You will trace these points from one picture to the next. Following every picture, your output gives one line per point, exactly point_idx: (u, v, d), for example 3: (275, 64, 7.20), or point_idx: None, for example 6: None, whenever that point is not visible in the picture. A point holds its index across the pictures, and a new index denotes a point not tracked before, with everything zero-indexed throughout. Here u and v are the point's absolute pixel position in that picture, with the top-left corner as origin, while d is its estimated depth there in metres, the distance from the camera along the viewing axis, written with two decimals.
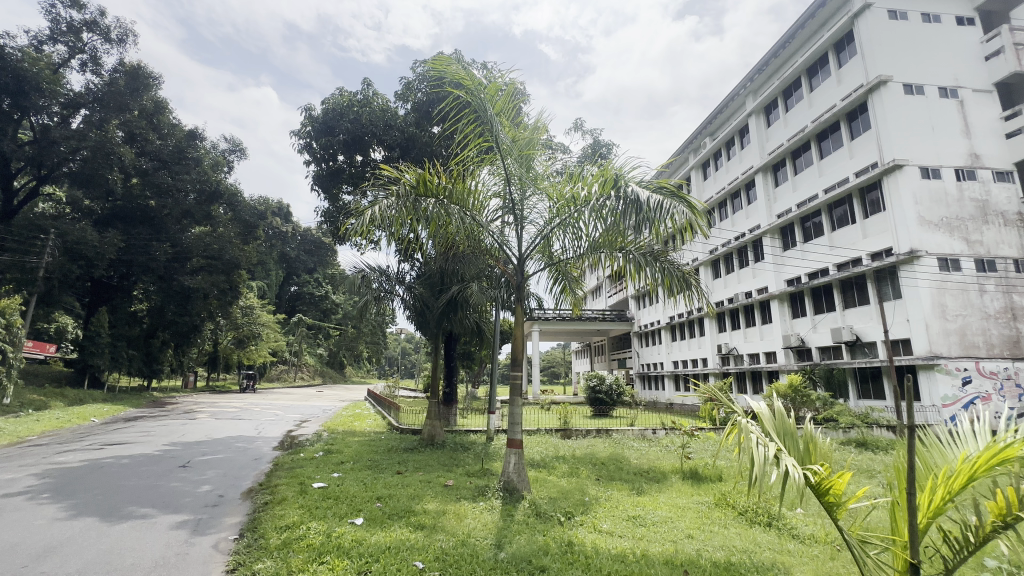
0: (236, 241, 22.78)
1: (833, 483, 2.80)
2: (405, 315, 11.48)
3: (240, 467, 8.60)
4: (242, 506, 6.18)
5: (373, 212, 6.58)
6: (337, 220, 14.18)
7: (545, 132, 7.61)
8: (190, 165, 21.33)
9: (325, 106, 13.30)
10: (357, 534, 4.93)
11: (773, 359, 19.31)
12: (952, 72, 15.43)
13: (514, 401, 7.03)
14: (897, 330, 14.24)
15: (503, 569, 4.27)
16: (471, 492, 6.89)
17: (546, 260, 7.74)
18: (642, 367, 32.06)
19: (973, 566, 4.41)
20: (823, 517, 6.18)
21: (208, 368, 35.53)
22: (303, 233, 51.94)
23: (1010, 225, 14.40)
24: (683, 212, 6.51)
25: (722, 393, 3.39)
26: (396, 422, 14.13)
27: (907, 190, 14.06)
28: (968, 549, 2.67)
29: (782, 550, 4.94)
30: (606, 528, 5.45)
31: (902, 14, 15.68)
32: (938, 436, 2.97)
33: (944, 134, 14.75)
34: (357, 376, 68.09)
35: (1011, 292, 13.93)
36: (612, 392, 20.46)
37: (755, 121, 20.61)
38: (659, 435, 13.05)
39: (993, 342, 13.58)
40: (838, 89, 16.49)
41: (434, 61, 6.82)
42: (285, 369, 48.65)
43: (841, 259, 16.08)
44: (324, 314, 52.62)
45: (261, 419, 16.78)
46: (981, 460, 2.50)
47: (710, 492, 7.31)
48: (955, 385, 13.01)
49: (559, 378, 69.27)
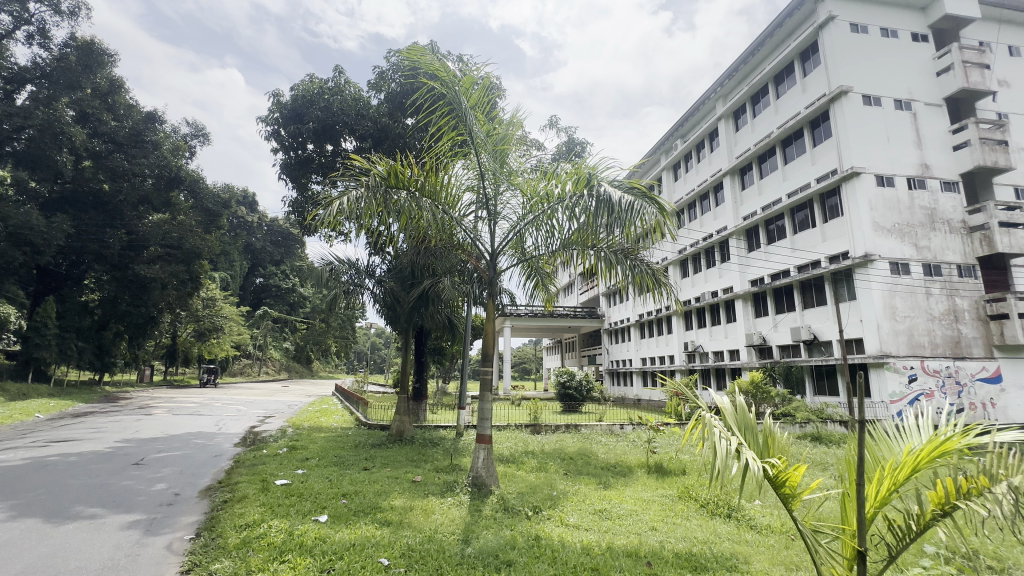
0: (198, 230, 21.30)
1: (789, 476, 2.91)
2: (375, 309, 11.35)
3: (199, 464, 8.27)
4: (198, 505, 5.94)
5: (341, 203, 6.41)
6: (305, 210, 13.82)
7: (521, 127, 7.58)
8: (148, 148, 20.20)
9: (294, 93, 12.94)
10: (321, 530, 4.86)
11: (737, 357, 19.93)
12: (908, 85, 16.21)
13: (484, 396, 6.96)
14: (851, 330, 14.91)
15: (469, 564, 4.26)
16: (439, 487, 6.85)
17: (518, 255, 7.78)
18: (611, 363, 32.68)
19: (914, 553, 4.66)
20: (779, 508, 6.41)
21: (165, 362, 34.01)
22: (270, 223, 50.76)
23: (955, 232, 15.31)
24: (652, 212, 6.58)
25: (688, 389, 3.44)
26: (365, 417, 13.95)
27: (863, 196, 14.76)
28: (910, 537, 2.80)
29: (741, 541, 5.11)
30: (573, 522, 5.51)
31: (862, 28, 16.36)
32: (885, 430, 3.11)
33: (899, 144, 15.53)
34: (325, 371, 66.91)
35: (955, 295, 14.83)
36: (581, 388, 20.71)
37: (724, 125, 21.18)
38: (627, 430, 13.35)
39: (937, 342, 14.43)
40: (803, 97, 17.10)
41: (409, 51, 6.73)
42: (248, 363, 47.22)
43: (802, 261, 16.76)
44: (291, 308, 51.52)
45: (222, 415, 16.20)
46: (924, 452, 2.66)
47: (674, 486, 7.48)
48: (902, 382, 13.77)
49: (530, 374, 70.52)
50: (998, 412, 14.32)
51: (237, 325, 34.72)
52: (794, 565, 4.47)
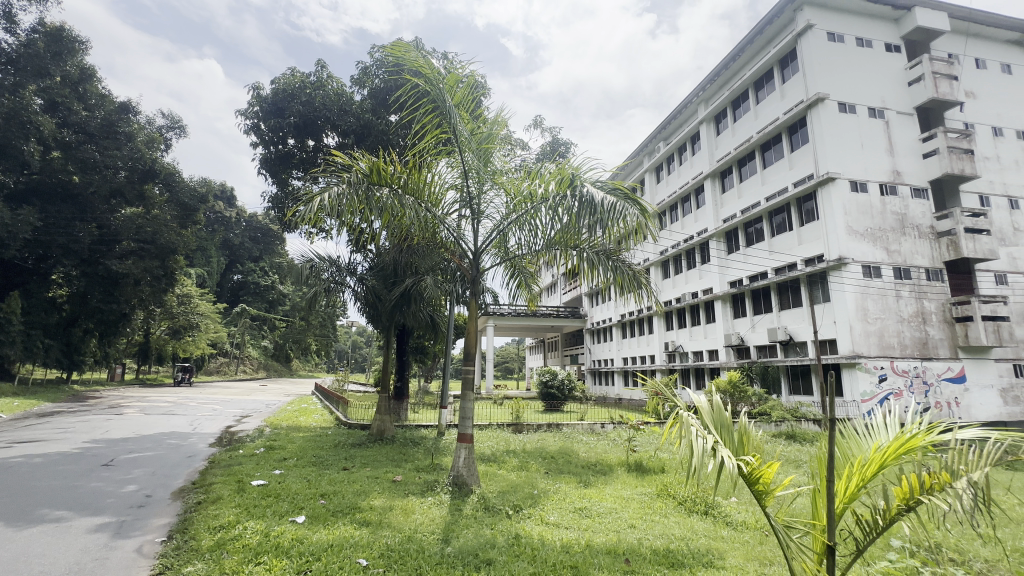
0: (174, 225, 20.80)
1: (763, 474, 2.98)
2: (357, 307, 11.22)
3: (172, 465, 8.06)
4: (171, 507, 5.78)
5: (323, 199, 6.34)
6: (285, 206, 13.57)
7: (505, 127, 7.59)
8: (121, 140, 19.63)
9: (274, 86, 12.70)
10: (298, 532, 4.77)
11: (716, 358, 20.28)
12: (881, 94, 16.71)
13: (465, 396, 6.94)
14: (825, 331, 15.32)
15: (448, 564, 4.25)
16: (419, 487, 6.79)
17: (501, 255, 7.80)
18: (594, 363, 32.95)
19: (879, 547, 4.83)
20: (753, 505, 6.57)
21: (138, 360, 33.01)
22: (249, 218, 49.71)
23: (924, 237, 15.85)
24: (634, 214, 6.63)
25: (666, 388, 3.50)
26: (345, 417, 13.77)
27: (838, 201, 15.17)
28: (876, 531, 2.89)
29: (717, 537, 5.22)
30: (553, 520, 5.54)
31: (839, 37, 16.80)
32: (855, 427, 3.21)
33: (872, 151, 16.00)
34: (305, 370, 65.85)
35: (923, 298, 15.35)
36: (563, 388, 20.80)
37: (706, 129, 21.53)
38: (608, 429, 13.48)
39: (906, 343, 14.91)
40: (781, 103, 17.49)
41: (393, 47, 6.66)
42: (225, 362, 46.13)
43: (779, 263, 17.15)
44: (269, 305, 50.57)
45: (196, 415, 15.82)
46: (891, 449, 2.75)
47: (653, 483, 7.59)
48: (873, 382, 14.21)
49: (512, 373, 70.65)
50: (962, 411, 14.91)
51: (213, 322, 33.94)
52: (767, 559, 4.59)
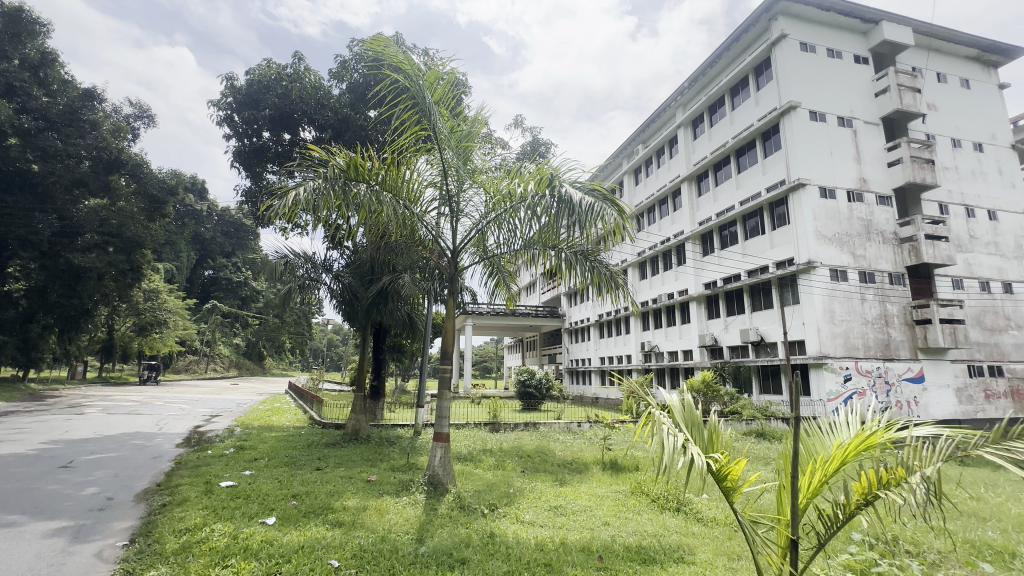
0: (141, 218, 19.83)
1: (730, 470, 3.06)
2: (333, 304, 11.03)
3: (136, 467, 7.78)
4: (134, 510, 5.58)
5: (297, 194, 6.21)
6: (259, 200, 13.24)
7: (485, 125, 7.58)
8: (85, 128, 18.92)
9: (249, 77, 12.39)
10: (268, 534, 4.66)
11: (690, 358, 20.69)
12: (850, 104, 17.31)
13: (442, 395, 6.90)
14: (794, 332, 15.81)
15: (422, 563, 4.23)
16: (393, 487, 6.72)
17: (480, 253, 7.80)
18: (571, 362, 33.21)
19: (841, 541, 5.00)
20: (723, 501, 6.74)
21: (101, 358, 31.70)
22: (221, 212, 48.32)
23: (887, 242, 16.49)
24: (612, 215, 6.69)
25: (641, 387, 3.57)
26: (319, 416, 13.55)
27: (808, 206, 15.64)
28: (836, 525, 3.00)
29: (687, 533, 5.34)
30: (528, 518, 5.57)
31: (811, 47, 17.33)
32: (820, 426, 3.32)
33: (841, 159, 16.56)
34: (278, 368, 64.42)
35: (886, 301, 15.98)
36: (541, 386, 20.86)
37: (683, 132, 21.91)
38: (584, 428, 13.58)
39: (870, 344, 15.49)
40: (756, 110, 17.95)
41: (372, 41, 6.58)
42: (194, 360, 44.74)
43: (752, 266, 17.60)
44: (242, 302, 49.30)
45: (163, 414, 15.29)
46: (852, 446, 2.86)
47: (627, 481, 7.70)
48: (838, 381, 14.72)
49: (490, 373, 70.52)
50: (921, 409, 15.58)
51: (182, 319, 32.89)
52: (735, 554, 4.71)
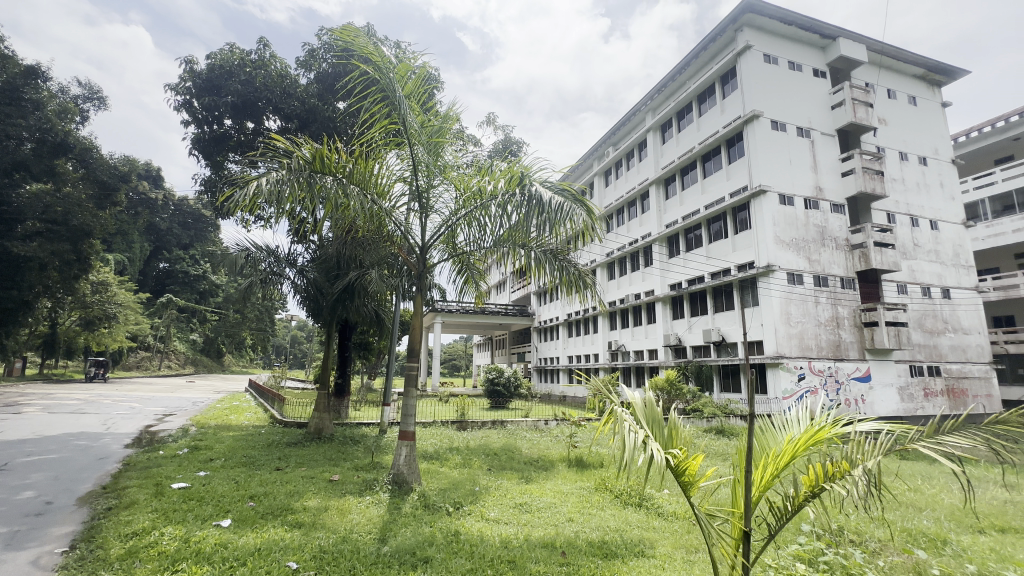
0: (90, 205, 18.69)
1: (688, 465, 3.15)
2: (297, 300, 10.70)
3: (78, 469, 7.33)
4: (75, 514, 5.26)
5: (259, 184, 6.00)
6: (219, 190, 12.70)
7: (456, 122, 7.52)
8: (26, 109, 17.92)
9: (209, 62, 11.85)
10: (222, 536, 4.50)
11: (655, 357, 21.19)
12: (808, 116, 18.09)
13: (409, 392, 6.80)
14: (753, 332, 16.44)
15: (384, 563, 4.17)
16: (356, 487, 6.58)
17: (449, 250, 7.74)
18: (540, 361, 33.44)
19: (791, 532, 5.23)
20: (683, 496, 6.95)
21: (41, 354, 29.60)
22: (178, 202, 45.98)
23: (840, 248, 17.35)
24: (581, 215, 6.74)
25: (605, 386, 3.63)
26: (280, 414, 13.15)
27: (768, 212, 16.28)
28: (785, 516, 3.13)
29: (649, 527, 5.47)
30: (493, 516, 5.59)
31: (773, 59, 18.00)
32: (772, 422, 3.46)
33: (799, 168, 17.30)
34: (237, 366, 62.08)
35: (838, 304, 16.83)
36: (509, 384, 20.85)
37: (652, 136, 22.38)
38: (551, 426, 13.69)
39: (823, 345, 16.26)
40: (721, 117, 18.52)
41: (341, 30, 6.42)
42: (147, 357, 42.54)
43: (715, 268, 18.17)
44: (200, 296, 47.21)
45: (111, 414, 14.39)
46: (802, 440, 3.01)
47: (592, 478, 7.83)
48: (793, 380, 15.40)
49: (459, 371, 70.15)
50: (867, 407, 16.49)
51: (133, 313, 31.18)
52: (693, 547, 4.86)
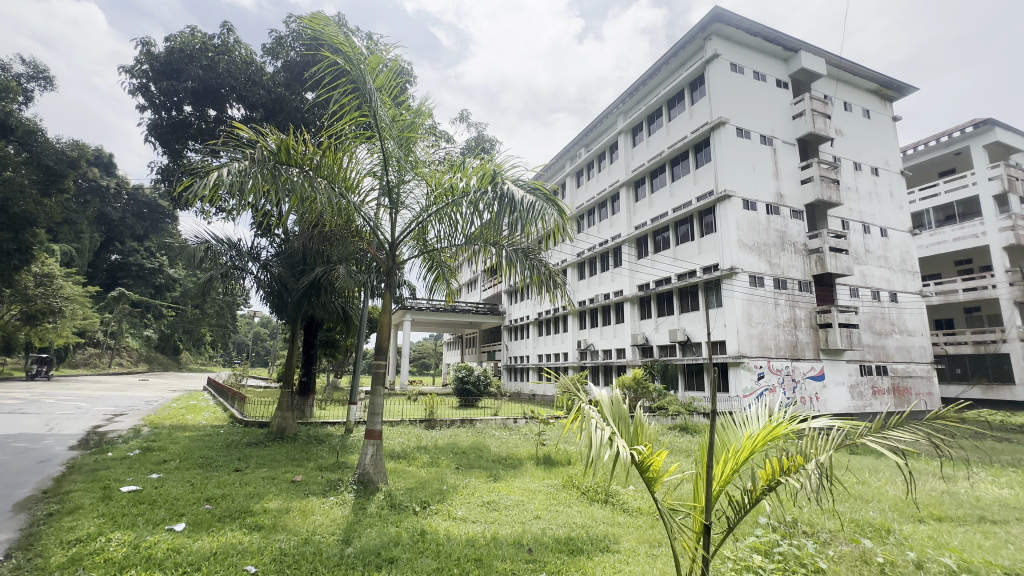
0: (34, 192, 17.48)
1: (652, 461, 3.21)
2: (260, 296, 10.35)
3: (15, 472, 6.84)
4: (11, 521, 4.90)
5: (220, 174, 5.74)
6: (177, 180, 12.13)
7: (429, 117, 7.43)
8: None
9: (168, 44, 11.30)
10: (175, 541, 4.30)
11: (622, 356, 21.57)
12: (771, 125, 18.79)
13: (376, 390, 6.68)
14: (717, 332, 16.97)
15: (348, 565, 4.08)
16: (320, 487, 6.44)
17: (420, 247, 7.65)
18: (510, 359, 33.51)
19: (748, 526, 5.39)
20: (647, 492, 7.12)
21: None
22: (133, 191, 43.64)
23: (798, 253, 18.11)
24: (552, 215, 6.69)
25: (574, 385, 3.66)
26: (240, 414, 12.68)
27: (732, 216, 16.83)
28: (743, 508, 3.24)
29: (614, 523, 5.56)
30: (460, 515, 5.56)
31: (739, 68, 18.60)
32: (733, 419, 3.58)
33: (762, 175, 17.96)
34: (195, 363, 59.43)
35: (795, 306, 17.55)
36: (479, 383, 20.75)
37: (623, 139, 22.76)
38: (520, 424, 13.78)
39: (781, 345, 16.93)
40: (690, 123, 18.99)
41: (310, 18, 6.23)
42: (95, 354, 40.18)
43: (681, 270, 18.65)
44: (156, 291, 45.01)
45: (53, 415, 13.48)
46: (760, 436, 3.12)
47: (559, 475, 7.91)
48: (753, 379, 15.99)
49: (428, 369, 69.42)
50: (820, 404, 17.28)
51: (81, 307, 29.41)
52: (656, 542, 4.97)
